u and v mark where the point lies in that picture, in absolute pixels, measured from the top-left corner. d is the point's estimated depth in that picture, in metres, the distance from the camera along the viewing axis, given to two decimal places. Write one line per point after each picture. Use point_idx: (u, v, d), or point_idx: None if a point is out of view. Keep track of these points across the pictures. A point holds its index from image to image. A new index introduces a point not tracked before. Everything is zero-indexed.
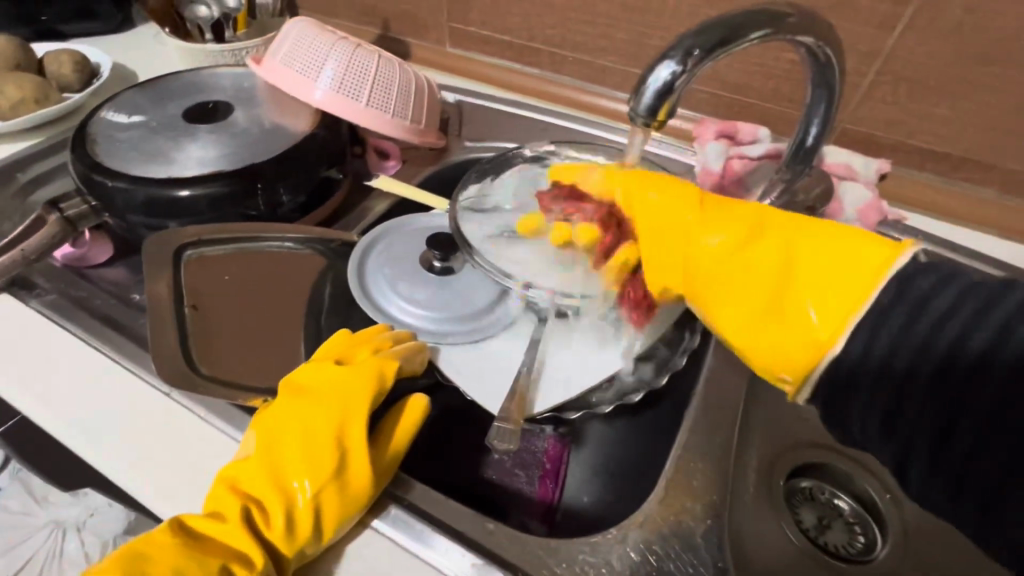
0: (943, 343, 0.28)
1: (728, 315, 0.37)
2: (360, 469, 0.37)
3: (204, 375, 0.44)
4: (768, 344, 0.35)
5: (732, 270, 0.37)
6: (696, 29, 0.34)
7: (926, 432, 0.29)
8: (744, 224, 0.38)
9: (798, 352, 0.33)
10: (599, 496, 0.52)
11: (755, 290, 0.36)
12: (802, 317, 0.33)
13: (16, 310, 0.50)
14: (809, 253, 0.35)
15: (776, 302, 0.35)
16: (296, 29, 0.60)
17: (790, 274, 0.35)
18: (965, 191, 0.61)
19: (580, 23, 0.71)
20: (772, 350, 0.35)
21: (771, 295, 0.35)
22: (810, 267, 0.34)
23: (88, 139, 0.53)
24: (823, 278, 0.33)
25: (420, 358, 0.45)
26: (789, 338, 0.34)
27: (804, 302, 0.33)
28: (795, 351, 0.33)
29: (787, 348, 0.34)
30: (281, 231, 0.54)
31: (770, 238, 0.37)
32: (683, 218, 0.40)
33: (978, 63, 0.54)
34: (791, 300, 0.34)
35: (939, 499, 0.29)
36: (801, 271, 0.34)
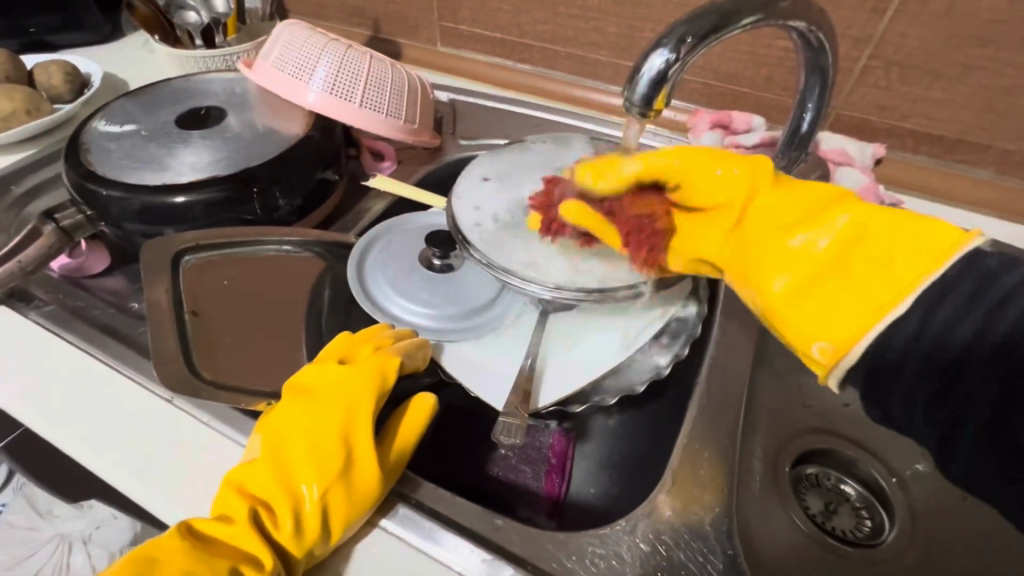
0: (1004, 326, 0.29)
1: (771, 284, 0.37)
2: (368, 471, 0.37)
3: (206, 380, 0.44)
4: (811, 313, 0.35)
5: (781, 241, 0.37)
6: (688, 17, 0.33)
7: (973, 414, 0.30)
8: (796, 196, 0.38)
9: (847, 325, 0.33)
10: (606, 489, 0.52)
11: (805, 260, 0.35)
12: (858, 291, 0.33)
13: (16, 322, 0.50)
14: (864, 227, 0.35)
15: (827, 272, 0.35)
16: (286, 32, 0.60)
17: (844, 246, 0.35)
18: (961, 173, 0.61)
19: (571, 17, 0.71)
20: (814, 322, 0.34)
21: (825, 266, 0.35)
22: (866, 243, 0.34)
23: (81, 148, 0.53)
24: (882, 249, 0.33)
25: (423, 354, 0.45)
26: (839, 311, 0.34)
27: (865, 277, 0.33)
28: (840, 323, 0.33)
29: (834, 321, 0.34)
30: (278, 234, 0.54)
31: (825, 211, 0.36)
32: (730, 180, 0.39)
33: (971, 45, 0.54)
34: (847, 274, 0.34)
35: (985, 482, 0.30)
36: (857, 245, 0.34)
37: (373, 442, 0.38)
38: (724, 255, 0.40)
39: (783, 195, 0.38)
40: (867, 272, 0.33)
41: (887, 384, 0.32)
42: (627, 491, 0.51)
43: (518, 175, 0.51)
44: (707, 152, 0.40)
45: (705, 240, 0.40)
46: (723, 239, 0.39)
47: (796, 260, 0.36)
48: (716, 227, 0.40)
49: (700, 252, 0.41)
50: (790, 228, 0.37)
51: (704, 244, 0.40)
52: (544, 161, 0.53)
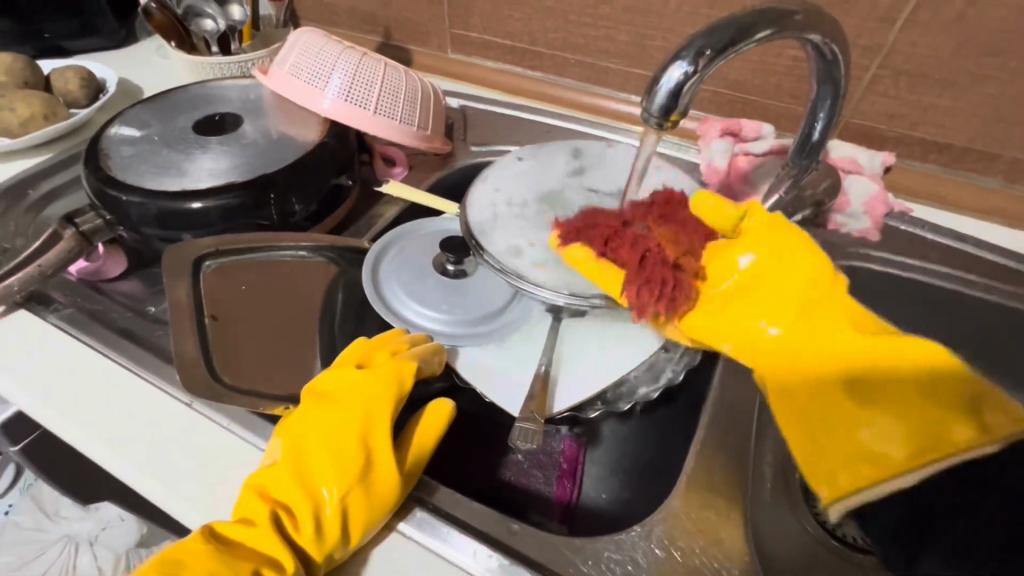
0: None
1: (803, 398, 0.37)
2: (387, 475, 0.37)
3: (227, 384, 0.45)
4: (823, 450, 0.34)
5: (803, 364, 0.37)
6: (706, 29, 0.34)
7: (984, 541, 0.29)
8: (832, 318, 0.38)
9: (851, 475, 0.32)
10: (616, 494, 0.53)
11: (852, 388, 0.35)
12: (867, 441, 0.33)
13: (36, 326, 0.50)
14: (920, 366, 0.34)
15: (839, 410, 0.35)
16: (301, 39, 0.60)
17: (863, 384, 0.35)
18: (970, 181, 0.61)
19: (582, 25, 0.71)
20: (837, 450, 0.34)
21: (865, 398, 0.35)
22: (888, 387, 0.35)
23: (100, 154, 0.54)
24: (904, 409, 0.34)
25: (439, 359, 0.46)
26: (847, 454, 0.33)
27: (915, 424, 0.33)
28: (869, 455, 0.33)
29: (844, 465, 0.33)
30: (293, 240, 0.55)
31: (860, 345, 0.36)
32: (795, 285, 0.39)
33: (981, 55, 0.54)
34: (891, 414, 0.34)
35: None
36: (896, 381, 0.35)
37: (392, 446, 0.39)
38: (764, 355, 0.39)
39: (815, 316, 0.38)
40: (914, 416, 0.33)
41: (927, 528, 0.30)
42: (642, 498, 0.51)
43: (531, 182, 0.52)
44: (777, 247, 0.40)
45: (743, 329, 0.40)
46: (743, 337, 0.40)
47: (838, 380, 0.36)
48: (742, 323, 0.40)
49: (726, 335, 0.40)
50: (845, 344, 0.36)
51: (744, 338, 0.40)
52: (556, 168, 0.53)
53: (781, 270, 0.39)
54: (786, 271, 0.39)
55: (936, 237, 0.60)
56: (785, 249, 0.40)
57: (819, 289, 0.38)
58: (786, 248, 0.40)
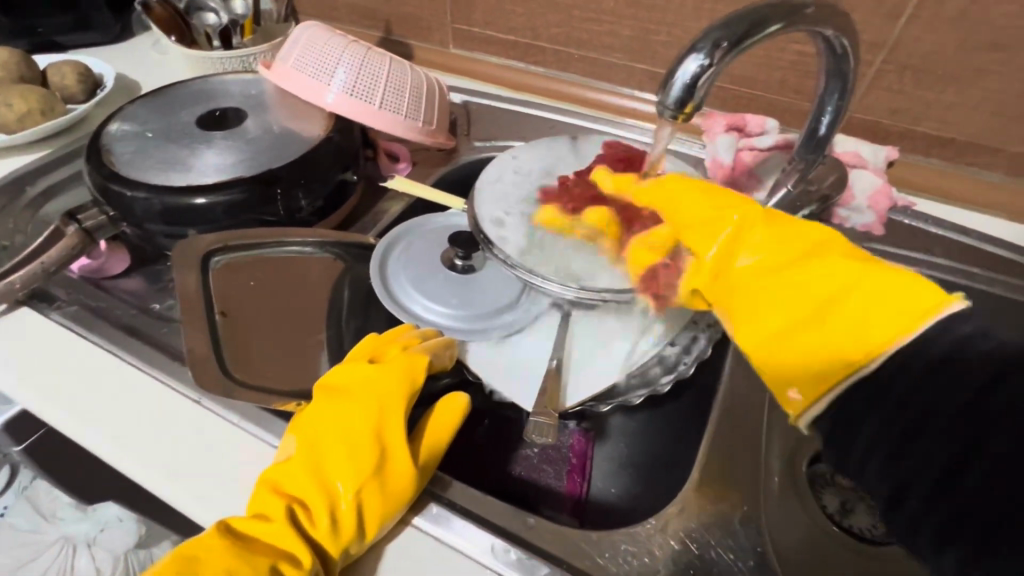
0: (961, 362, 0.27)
1: (767, 332, 0.35)
2: (401, 470, 0.37)
3: (238, 380, 0.44)
4: (790, 368, 0.33)
5: (741, 281, 0.36)
6: (722, 22, 0.34)
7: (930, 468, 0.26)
8: (763, 230, 0.36)
9: (812, 379, 0.32)
10: (627, 488, 0.53)
11: (786, 314, 0.34)
12: (825, 348, 0.32)
13: (38, 324, 0.49)
14: (854, 282, 0.32)
15: (795, 321, 0.34)
16: (306, 33, 0.60)
17: (807, 291, 0.34)
18: (972, 175, 0.62)
19: (585, 20, 0.71)
20: (795, 361, 0.33)
21: (809, 307, 0.33)
22: (836, 290, 0.33)
23: (102, 149, 0.53)
24: (853, 306, 0.32)
25: (450, 352, 0.46)
26: (806, 363, 0.33)
27: (838, 341, 0.31)
28: (807, 380, 0.32)
29: (798, 375, 0.33)
30: (298, 235, 0.54)
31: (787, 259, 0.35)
32: (719, 218, 0.38)
33: (985, 50, 0.55)
34: (824, 335, 0.32)
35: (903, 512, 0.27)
36: (837, 307, 0.32)
37: (405, 440, 0.38)
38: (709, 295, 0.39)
39: (746, 234, 0.37)
40: (840, 328, 0.32)
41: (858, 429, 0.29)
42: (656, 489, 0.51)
43: (538, 181, 0.53)
44: (697, 193, 0.39)
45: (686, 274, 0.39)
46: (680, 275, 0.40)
47: (780, 312, 0.34)
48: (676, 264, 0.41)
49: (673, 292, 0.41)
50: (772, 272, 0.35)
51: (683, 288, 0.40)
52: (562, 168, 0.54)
53: (697, 198, 0.39)
54: (700, 204, 0.39)
55: (942, 231, 0.60)
56: (712, 194, 0.39)
57: (742, 225, 0.37)
58: (708, 192, 0.40)
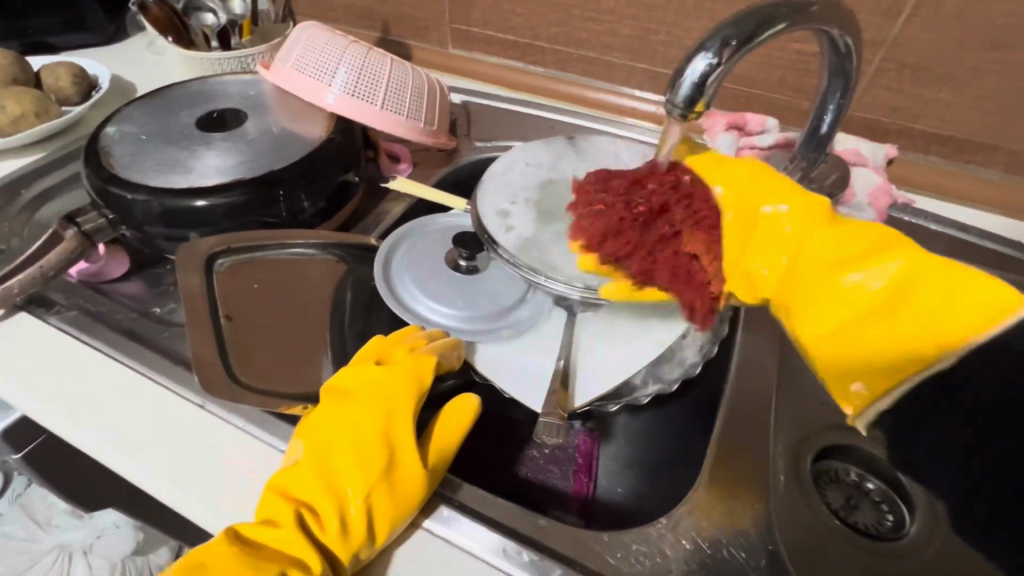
0: None
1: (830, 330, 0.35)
2: (411, 473, 0.37)
3: (243, 383, 0.44)
4: (852, 367, 0.34)
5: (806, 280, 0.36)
6: (731, 20, 0.34)
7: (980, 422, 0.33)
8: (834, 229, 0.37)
9: (878, 375, 0.34)
10: (633, 487, 0.53)
11: (851, 310, 0.34)
12: (892, 348, 0.33)
13: (37, 329, 0.49)
14: (924, 282, 0.33)
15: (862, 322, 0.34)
16: (305, 34, 0.59)
17: (884, 289, 0.34)
18: (970, 172, 0.62)
19: (585, 19, 0.71)
20: (860, 360, 0.34)
21: (878, 309, 0.34)
22: (907, 292, 0.33)
23: (101, 151, 0.52)
24: (922, 307, 0.33)
25: (457, 353, 0.45)
26: (870, 362, 0.34)
27: (905, 333, 0.33)
28: (867, 372, 0.34)
29: (863, 371, 0.34)
30: (302, 236, 0.54)
31: (860, 258, 0.35)
32: (774, 222, 0.38)
33: (983, 48, 0.55)
34: (890, 328, 0.33)
35: None
36: (906, 304, 0.33)
37: (414, 443, 0.38)
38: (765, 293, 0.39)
39: (822, 231, 0.37)
40: (909, 327, 0.33)
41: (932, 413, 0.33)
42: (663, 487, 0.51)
43: (538, 179, 0.53)
44: (767, 182, 0.39)
45: (743, 271, 0.39)
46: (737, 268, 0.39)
47: (850, 313, 0.34)
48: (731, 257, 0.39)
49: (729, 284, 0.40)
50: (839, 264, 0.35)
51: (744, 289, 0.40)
52: (563, 167, 0.54)
53: (765, 192, 0.38)
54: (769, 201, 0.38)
55: (941, 227, 0.61)
56: (785, 185, 0.39)
57: (819, 221, 0.37)
58: (774, 187, 0.39)
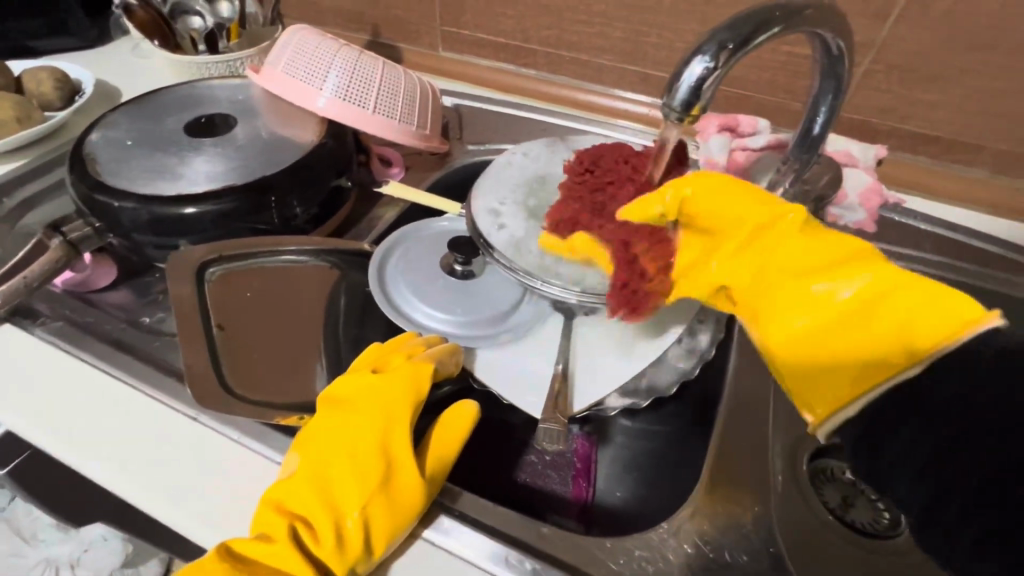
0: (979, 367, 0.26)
1: (790, 346, 0.34)
2: (409, 483, 0.36)
3: (237, 394, 0.43)
4: (813, 381, 0.32)
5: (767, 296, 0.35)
6: (727, 24, 0.34)
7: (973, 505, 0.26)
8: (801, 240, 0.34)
9: (839, 396, 0.31)
10: (632, 490, 0.53)
11: (823, 323, 0.33)
12: (850, 364, 0.31)
13: (22, 341, 0.47)
14: (892, 296, 0.31)
15: (825, 339, 0.32)
16: (295, 36, 0.58)
17: (855, 303, 0.32)
18: (958, 172, 0.63)
19: (576, 22, 0.71)
20: (819, 380, 0.32)
21: (836, 326, 0.32)
22: (873, 310, 0.31)
23: (86, 158, 0.51)
24: (886, 323, 0.30)
25: (455, 359, 0.45)
26: (828, 382, 0.32)
27: (873, 343, 0.31)
28: (838, 388, 0.31)
29: (823, 390, 0.32)
30: (293, 242, 0.53)
31: (826, 272, 0.33)
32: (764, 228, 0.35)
33: (970, 50, 0.56)
34: (856, 336, 0.31)
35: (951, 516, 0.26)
36: (875, 314, 0.31)
37: (411, 453, 0.38)
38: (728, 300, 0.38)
39: (795, 245, 0.34)
40: (868, 342, 0.31)
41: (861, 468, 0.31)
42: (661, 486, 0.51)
43: (532, 178, 0.53)
44: (731, 196, 0.36)
45: (701, 281, 0.38)
46: (696, 276, 0.38)
47: (815, 330, 0.33)
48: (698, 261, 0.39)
49: (692, 287, 0.39)
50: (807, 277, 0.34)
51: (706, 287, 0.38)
52: (556, 166, 0.54)
53: (730, 200, 0.36)
54: (730, 211, 0.36)
55: (931, 227, 0.61)
56: (754, 198, 0.36)
57: (784, 230, 0.35)
58: (737, 193, 0.37)
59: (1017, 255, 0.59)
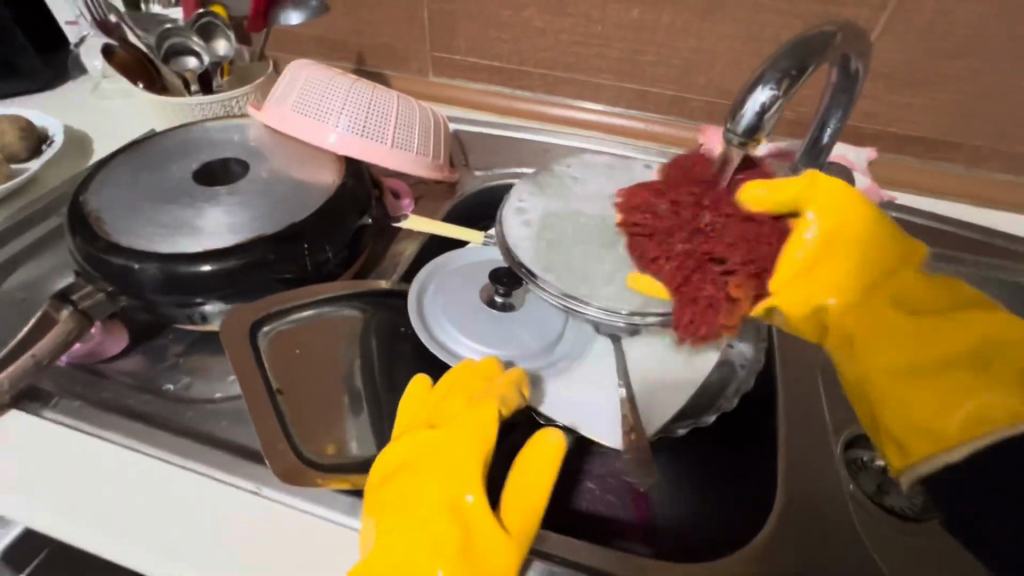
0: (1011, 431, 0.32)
1: (893, 373, 0.36)
2: (490, 541, 0.35)
3: (308, 459, 0.41)
4: (898, 417, 0.35)
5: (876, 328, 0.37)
6: (779, 57, 0.35)
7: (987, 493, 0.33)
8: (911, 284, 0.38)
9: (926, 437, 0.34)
10: (690, 507, 0.50)
11: (930, 362, 0.35)
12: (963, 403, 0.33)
13: (31, 427, 0.42)
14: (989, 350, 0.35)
15: (931, 376, 0.35)
16: (302, 73, 0.56)
17: (950, 343, 0.35)
18: (939, 168, 0.68)
19: (573, 44, 0.72)
20: (908, 413, 0.35)
21: (931, 364, 0.35)
22: (979, 359, 0.34)
23: (90, 217, 0.47)
24: (987, 375, 0.34)
25: (521, 390, 0.42)
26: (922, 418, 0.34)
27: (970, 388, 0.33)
28: (935, 424, 0.34)
29: (909, 425, 0.35)
30: (329, 288, 0.51)
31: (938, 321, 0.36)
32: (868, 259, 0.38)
33: (947, 58, 0.61)
34: (964, 379, 0.34)
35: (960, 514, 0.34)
36: (978, 364, 0.34)
37: (487, 508, 0.36)
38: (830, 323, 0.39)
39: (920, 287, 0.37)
40: (971, 386, 0.34)
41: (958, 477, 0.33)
42: (686, 470, 0.52)
43: (549, 190, 0.50)
44: (851, 220, 0.38)
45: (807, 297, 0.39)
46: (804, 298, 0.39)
47: (918, 361, 0.35)
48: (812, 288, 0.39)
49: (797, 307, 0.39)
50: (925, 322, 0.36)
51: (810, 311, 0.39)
52: (570, 178, 0.52)
53: (856, 225, 0.38)
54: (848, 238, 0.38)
55: (924, 220, 0.66)
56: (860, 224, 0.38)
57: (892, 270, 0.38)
58: (859, 220, 0.38)
59: (1001, 239, 0.64)
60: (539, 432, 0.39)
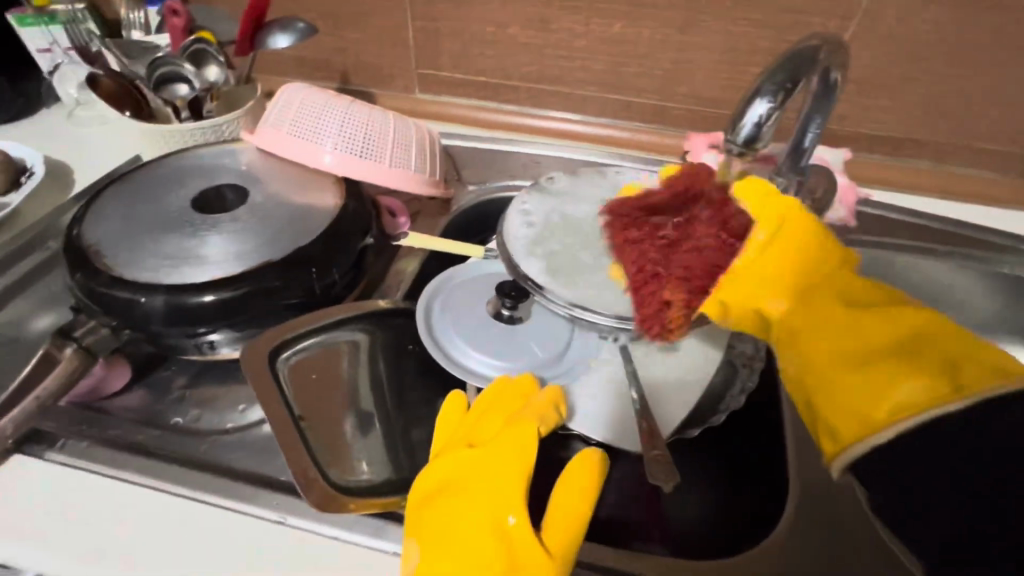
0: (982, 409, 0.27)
1: (823, 360, 0.33)
2: (535, 562, 0.35)
3: (334, 483, 0.41)
4: (829, 404, 0.32)
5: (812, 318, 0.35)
6: (772, 72, 0.37)
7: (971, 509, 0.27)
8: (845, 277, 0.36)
9: (855, 421, 0.31)
10: (702, 504, 0.51)
11: (862, 347, 0.33)
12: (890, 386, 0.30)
13: (38, 471, 0.41)
14: (921, 337, 0.32)
15: (860, 360, 0.32)
16: (297, 95, 0.56)
17: (880, 329, 0.33)
18: (909, 165, 0.72)
19: (557, 57, 0.74)
20: (836, 397, 0.32)
21: (857, 348, 0.33)
22: (910, 345, 0.32)
23: (88, 252, 0.46)
24: (915, 358, 0.31)
25: (558, 410, 0.43)
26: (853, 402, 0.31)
27: (895, 370, 0.31)
28: (867, 408, 0.30)
29: (840, 412, 0.31)
30: (338, 311, 0.51)
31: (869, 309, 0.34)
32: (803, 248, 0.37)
33: (911, 62, 0.65)
34: (890, 361, 0.31)
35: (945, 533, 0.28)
36: (908, 348, 0.32)
37: (530, 529, 0.36)
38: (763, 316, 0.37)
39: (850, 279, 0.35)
40: (896, 368, 0.31)
41: (914, 462, 0.28)
42: (694, 467, 0.53)
43: (554, 207, 0.52)
44: (783, 208, 0.37)
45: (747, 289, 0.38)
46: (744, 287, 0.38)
47: (845, 346, 0.33)
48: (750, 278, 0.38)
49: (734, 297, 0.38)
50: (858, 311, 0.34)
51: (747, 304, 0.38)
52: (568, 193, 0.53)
53: (788, 213, 0.37)
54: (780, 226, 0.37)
55: (899, 214, 0.69)
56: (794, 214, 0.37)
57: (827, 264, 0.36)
58: (793, 211, 0.37)
59: (970, 229, 0.68)
60: (583, 454, 0.39)
